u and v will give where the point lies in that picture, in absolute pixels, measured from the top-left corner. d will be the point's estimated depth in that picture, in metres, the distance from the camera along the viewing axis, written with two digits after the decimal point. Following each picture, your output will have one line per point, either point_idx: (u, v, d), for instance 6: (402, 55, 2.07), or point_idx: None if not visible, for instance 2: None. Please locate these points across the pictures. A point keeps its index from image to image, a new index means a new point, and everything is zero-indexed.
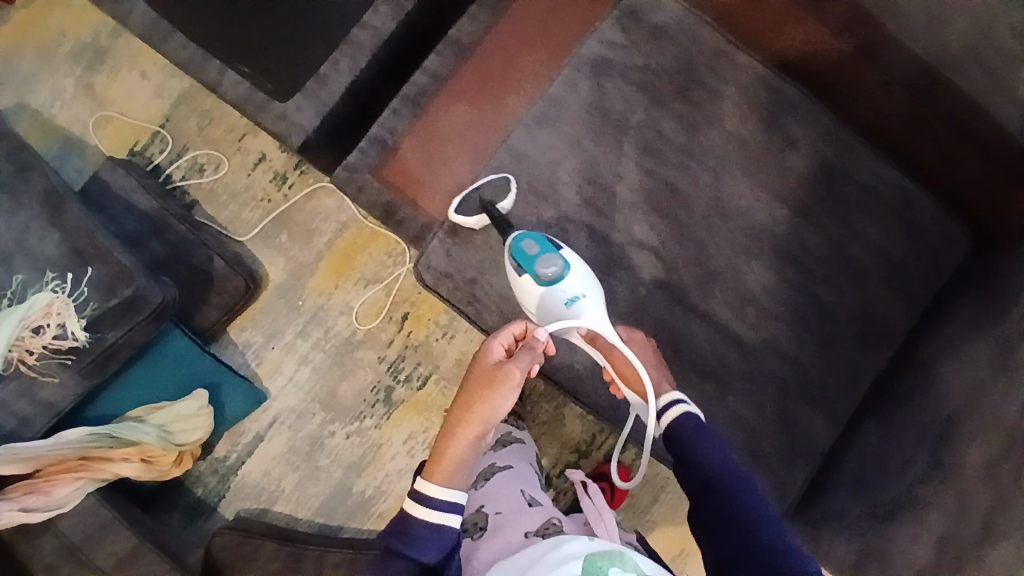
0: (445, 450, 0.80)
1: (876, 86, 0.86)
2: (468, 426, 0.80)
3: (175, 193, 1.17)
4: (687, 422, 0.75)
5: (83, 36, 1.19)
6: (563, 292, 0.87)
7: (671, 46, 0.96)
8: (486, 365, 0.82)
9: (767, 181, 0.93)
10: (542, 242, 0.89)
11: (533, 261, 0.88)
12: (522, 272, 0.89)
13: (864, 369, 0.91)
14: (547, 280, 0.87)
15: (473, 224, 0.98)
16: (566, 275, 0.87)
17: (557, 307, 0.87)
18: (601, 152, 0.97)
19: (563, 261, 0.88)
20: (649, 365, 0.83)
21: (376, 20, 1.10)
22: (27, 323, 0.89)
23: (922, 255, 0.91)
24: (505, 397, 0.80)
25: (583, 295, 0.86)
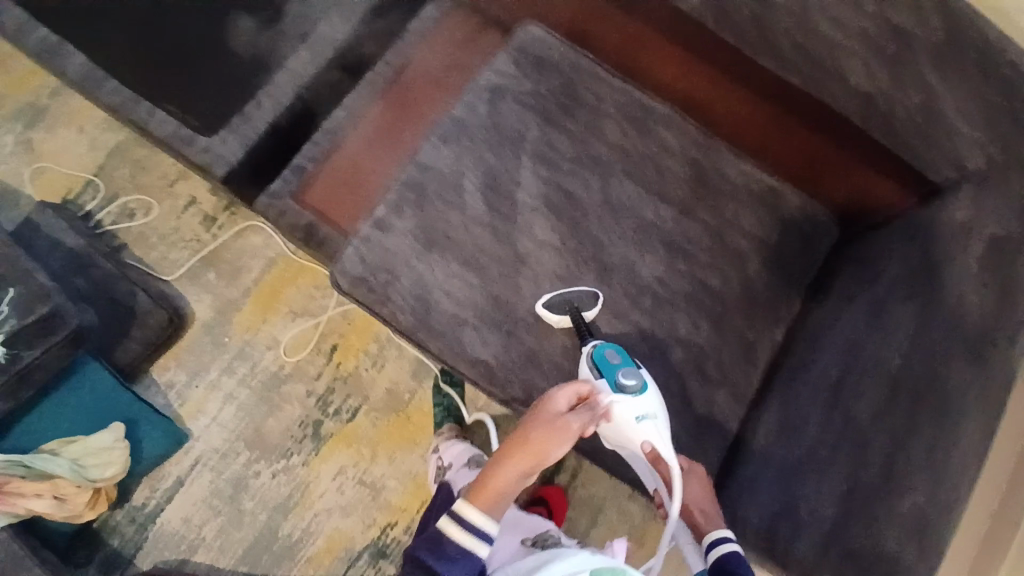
0: (490, 479, 0.75)
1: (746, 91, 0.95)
2: (519, 462, 0.74)
3: (104, 237, 1.18)
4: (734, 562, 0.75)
5: (22, 96, 1.24)
6: (634, 408, 0.80)
7: (555, 69, 1.00)
8: (548, 410, 0.76)
9: (651, 183, 0.97)
10: (626, 357, 0.84)
11: (613, 371, 0.82)
12: (599, 377, 0.83)
13: (761, 354, 0.94)
14: (626, 392, 0.81)
15: (555, 321, 0.90)
16: (644, 392, 0.81)
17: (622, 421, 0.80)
18: (500, 163, 0.96)
19: (642, 381, 0.82)
20: (706, 498, 0.82)
21: (295, 64, 1.06)
22: None
23: (798, 244, 0.98)
24: (560, 446, 0.73)
25: (654, 418, 0.80)
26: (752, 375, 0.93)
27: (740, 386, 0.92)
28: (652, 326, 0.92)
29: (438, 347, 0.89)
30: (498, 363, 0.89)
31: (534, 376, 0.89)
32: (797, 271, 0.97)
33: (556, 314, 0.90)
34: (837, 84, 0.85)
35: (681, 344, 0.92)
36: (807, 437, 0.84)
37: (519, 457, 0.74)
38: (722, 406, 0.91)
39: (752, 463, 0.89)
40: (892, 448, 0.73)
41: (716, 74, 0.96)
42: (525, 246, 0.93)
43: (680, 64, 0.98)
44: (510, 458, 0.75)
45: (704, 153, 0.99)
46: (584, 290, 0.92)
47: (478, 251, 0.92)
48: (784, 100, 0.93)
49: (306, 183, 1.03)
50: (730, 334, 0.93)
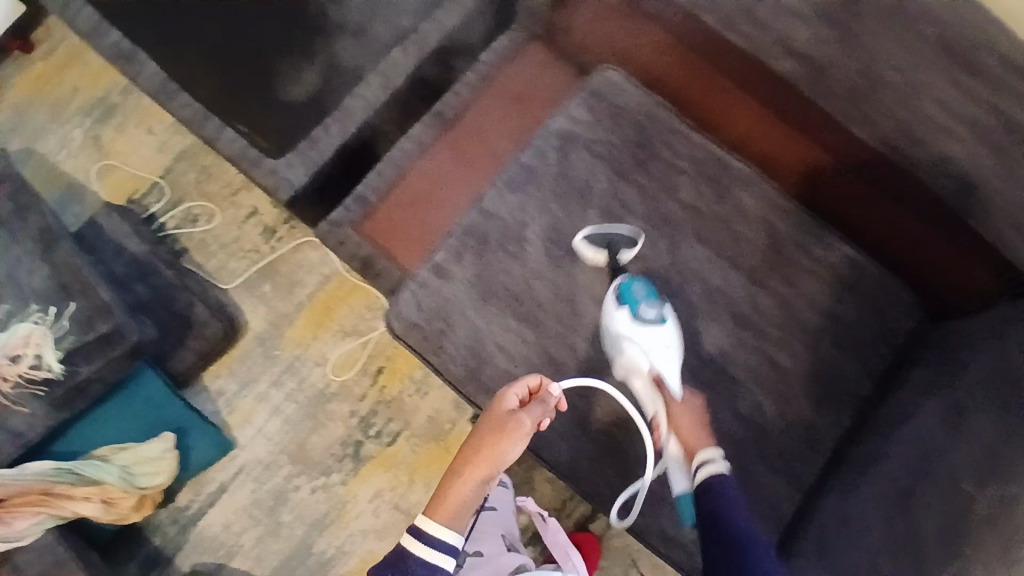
0: (449, 490, 0.74)
1: (839, 165, 0.89)
2: (477, 469, 0.74)
3: (166, 241, 1.20)
4: (720, 487, 0.76)
5: (96, 92, 1.26)
6: (648, 338, 0.86)
7: (632, 120, 0.96)
8: (498, 411, 0.77)
9: (723, 248, 0.92)
10: (650, 288, 0.88)
11: (637, 301, 0.87)
12: (620, 306, 0.87)
13: (821, 438, 0.89)
14: (645, 321, 0.86)
15: (590, 254, 0.90)
16: (662, 323, 0.87)
17: (635, 351, 0.86)
18: (567, 215, 0.93)
19: (662, 314, 0.87)
20: (698, 425, 0.83)
21: (366, 89, 1.04)
22: (5, 350, 0.87)
23: (876, 325, 0.92)
24: (515, 445, 0.75)
25: (669, 349, 0.86)
26: (810, 461, 0.89)
27: (796, 472, 0.88)
28: (709, 399, 0.89)
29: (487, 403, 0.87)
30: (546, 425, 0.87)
31: (581, 442, 0.87)
32: (871, 354, 0.91)
33: (591, 248, 0.90)
34: (937, 168, 0.79)
35: (738, 423, 0.88)
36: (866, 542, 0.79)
37: (477, 464, 0.75)
38: (776, 491, 0.87)
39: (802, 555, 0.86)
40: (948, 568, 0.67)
41: (799, 137, 0.90)
42: (584, 304, 0.90)
43: (762, 125, 0.92)
44: (467, 467, 0.75)
45: (783, 220, 0.93)
46: (623, 231, 0.91)
47: (536, 306, 0.90)
48: (872, 171, 0.86)
49: (367, 213, 1.02)
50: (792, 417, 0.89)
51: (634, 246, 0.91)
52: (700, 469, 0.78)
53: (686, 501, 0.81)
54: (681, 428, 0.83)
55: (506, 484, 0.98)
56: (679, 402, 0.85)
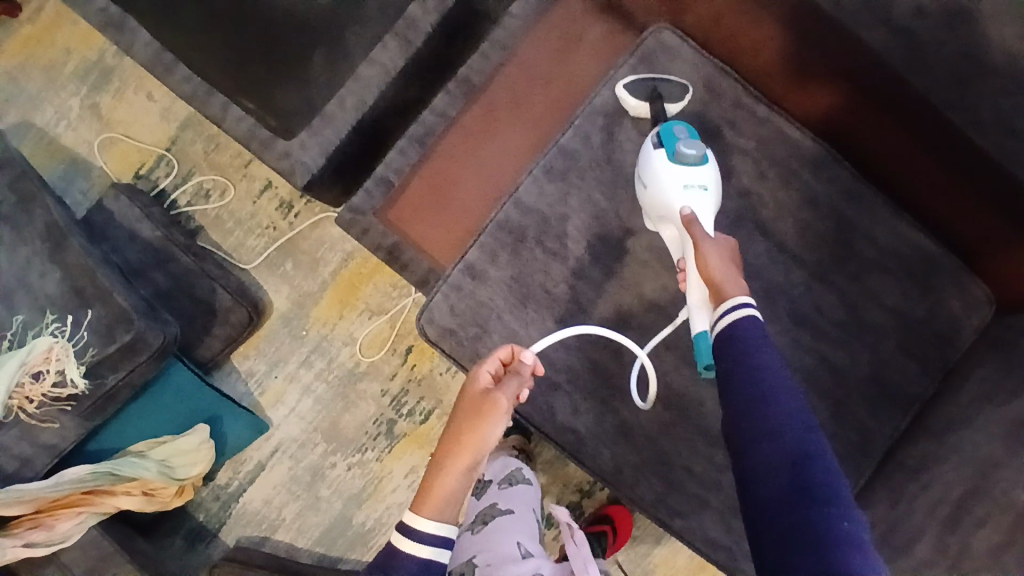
0: (433, 483, 0.68)
1: (913, 150, 0.79)
2: (462, 457, 0.69)
3: (179, 219, 1.14)
4: (745, 328, 0.63)
5: (89, 54, 1.15)
6: (686, 175, 0.77)
7: (684, 94, 0.85)
8: (472, 391, 0.72)
9: (782, 240, 0.84)
10: (694, 130, 0.79)
11: (676, 140, 0.78)
12: (658, 148, 0.79)
13: (879, 440, 0.85)
14: (683, 159, 0.77)
15: (632, 105, 0.83)
16: (702, 164, 0.77)
17: (669, 188, 0.77)
18: (611, 206, 0.84)
19: (704, 154, 0.78)
20: (728, 263, 0.71)
21: (383, 55, 0.92)
22: (26, 368, 0.83)
23: (943, 321, 0.85)
24: (497, 424, 0.69)
25: (705, 189, 0.77)
26: (864, 466, 0.85)
27: (850, 478, 0.85)
28: None
29: (528, 411, 0.84)
30: (589, 433, 0.84)
31: (625, 450, 0.84)
32: (937, 353, 0.85)
33: (634, 99, 0.83)
34: None
35: None
36: None
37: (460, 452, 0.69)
38: None
39: None
40: None
41: (867, 117, 0.80)
42: (628, 305, 0.84)
43: (828, 102, 0.82)
44: (450, 455, 0.69)
45: (851, 207, 0.84)
46: (671, 80, 0.84)
47: (578, 308, 0.84)
48: (945, 158, 0.76)
49: (390, 198, 0.95)
50: (849, 421, 0.84)
51: (682, 98, 0.84)
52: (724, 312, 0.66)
53: (704, 340, 0.73)
54: (706, 266, 0.70)
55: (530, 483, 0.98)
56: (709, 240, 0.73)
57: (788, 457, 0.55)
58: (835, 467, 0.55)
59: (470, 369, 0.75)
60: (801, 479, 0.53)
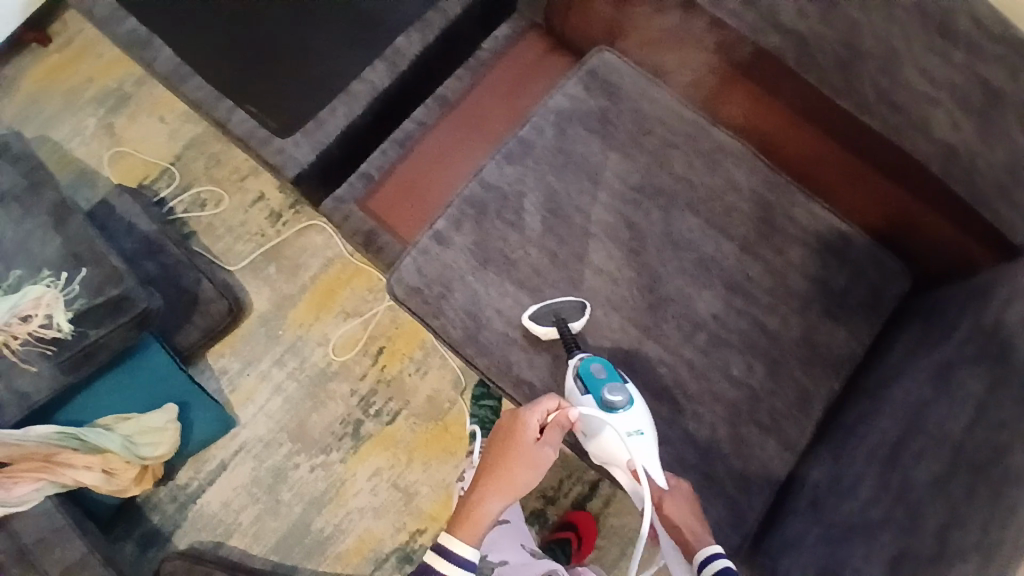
0: (476, 513, 0.74)
1: (818, 139, 0.94)
2: (503, 499, 0.75)
3: (175, 224, 1.24)
4: None
5: (110, 83, 1.31)
6: (623, 424, 0.81)
7: (625, 99, 1.00)
8: (523, 440, 0.76)
9: (713, 218, 0.95)
10: (611, 369, 0.84)
11: (601, 387, 0.82)
12: (586, 393, 0.83)
13: (815, 399, 0.90)
14: (614, 409, 0.81)
15: (542, 332, 0.89)
16: (629, 408, 0.82)
17: (612, 443, 0.81)
18: (563, 186, 0.96)
19: (628, 396, 0.83)
20: (691, 516, 0.81)
21: (372, 74, 1.09)
22: (16, 311, 0.89)
23: (865, 289, 0.94)
24: (540, 477, 0.76)
25: (642, 432, 0.81)
26: (805, 426, 0.90)
27: (792, 436, 0.89)
28: (704, 363, 0.90)
29: (485, 365, 0.90)
30: (543, 386, 0.89)
31: None
32: (863, 321, 0.93)
33: (540, 327, 0.89)
34: (919, 135, 0.83)
35: (732, 386, 0.90)
36: (856, 499, 0.80)
37: (505, 492, 0.75)
38: (772, 455, 0.88)
39: (797, 517, 0.87)
40: (946, 513, 0.69)
41: (792, 114, 0.94)
42: (579, 271, 0.93)
43: (757, 101, 0.96)
44: (493, 492, 0.74)
45: (772, 191, 0.96)
46: (569, 301, 0.91)
47: (533, 272, 0.93)
48: (846, 142, 0.91)
49: (371, 190, 1.06)
50: (785, 379, 0.90)
51: (583, 317, 0.91)
52: (706, 568, 0.75)
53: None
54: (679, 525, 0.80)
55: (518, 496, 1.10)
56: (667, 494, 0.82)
57: None
58: None
59: (521, 411, 0.77)
60: None
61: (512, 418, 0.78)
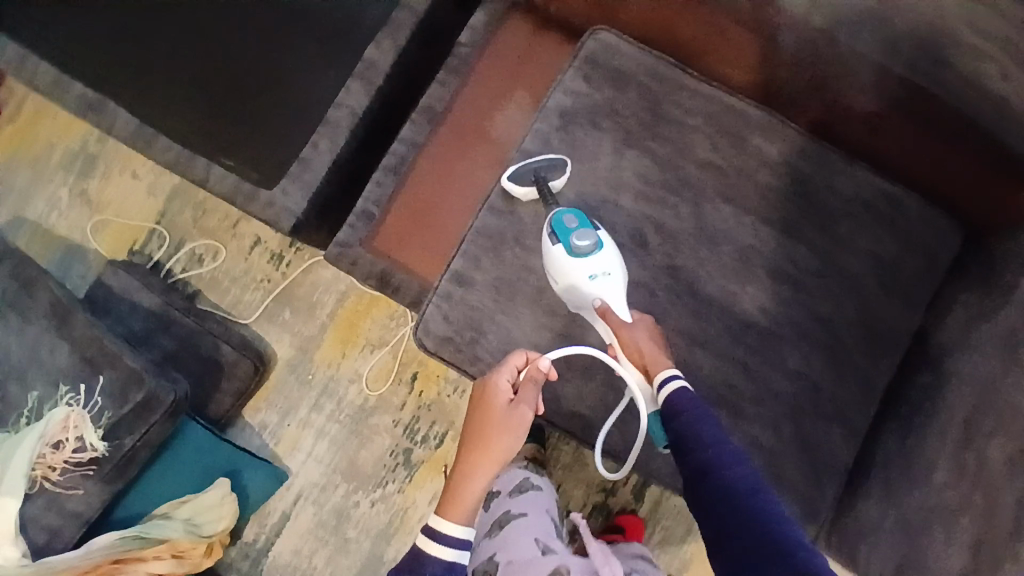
0: (462, 493, 0.75)
1: (849, 106, 0.84)
2: (486, 472, 0.75)
3: (177, 285, 1.18)
4: (681, 399, 0.71)
5: (73, 145, 1.22)
6: (591, 268, 0.80)
7: (632, 86, 0.90)
8: (497, 406, 0.75)
9: (746, 202, 0.89)
10: (583, 217, 0.82)
11: (569, 233, 0.80)
12: (555, 243, 0.82)
13: (878, 378, 0.87)
14: (580, 254, 0.80)
15: (521, 194, 0.88)
16: (598, 251, 0.80)
17: (578, 283, 0.80)
18: (581, 197, 0.89)
19: (598, 240, 0.81)
20: (654, 345, 0.78)
21: (349, 98, 0.99)
22: (46, 439, 0.88)
23: (918, 254, 0.88)
24: (518, 440, 0.75)
25: (611, 273, 0.80)
26: (871, 406, 0.87)
27: (859, 421, 0.87)
28: (757, 362, 0.86)
29: None
30: (596, 415, 0.86)
31: (634, 425, 0.86)
32: (919, 286, 0.87)
33: (520, 186, 0.87)
34: (963, 86, 0.75)
35: (790, 379, 0.86)
36: (931, 481, 0.79)
37: (488, 466, 0.75)
38: (841, 444, 0.86)
39: (872, 500, 0.86)
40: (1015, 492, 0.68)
41: (818, 78, 0.82)
42: None
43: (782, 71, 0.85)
44: (473, 468, 0.75)
45: (806, 161, 0.89)
46: (548, 160, 0.88)
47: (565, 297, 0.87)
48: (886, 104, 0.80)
49: (374, 229, 0.99)
50: (846, 364, 0.86)
51: (564, 173, 0.88)
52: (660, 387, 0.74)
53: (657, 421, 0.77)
54: (638, 352, 0.78)
55: (541, 488, 1.01)
56: (630, 326, 0.79)
57: (738, 506, 0.62)
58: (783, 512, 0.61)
59: (490, 376, 0.77)
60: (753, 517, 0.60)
61: (482, 387, 0.77)
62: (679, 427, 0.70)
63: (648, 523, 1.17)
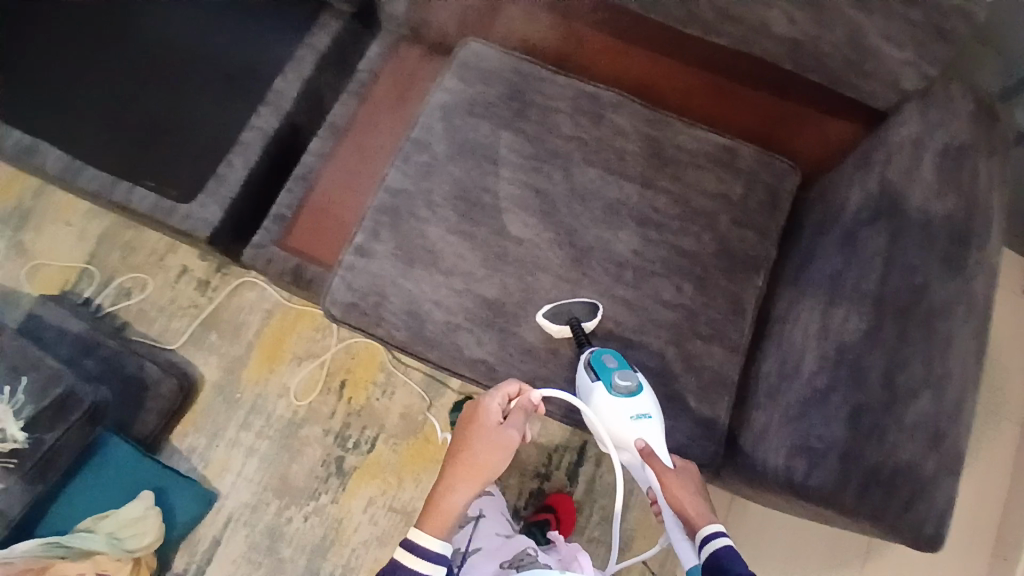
0: (444, 507, 0.78)
1: (675, 72, 1.04)
2: (468, 488, 0.79)
3: (105, 319, 1.23)
4: (729, 557, 0.73)
5: (9, 203, 1.30)
6: (632, 408, 0.84)
7: (499, 81, 1.05)
8: (486, 427, 0.79)
9: (608, 165, 1.02)
10: (622, 358, 0.87)
11: (611, 372, 0.86)
12: (596, 381, 0.86)
13: (746, 299, 0.97)
14: (622, 393, 0.84)
15: (556, 331, 0.93)
16: (638, 393, 0.85)
17: (621, 423, 0.83)
18: (465, 173, 1.00)
19: (638, 382, 0.86)
20: (696, 494, 0.81)
21: (261, 121, 1.12)
22: None
23: (758, 191, 1.01)
24: (503, 462, 0.79)
25: (650, 416, 0.84)
26: (743, 326, 0.96)
27: (735, 339, 0.95)
28: (636, 297, 0.96)
29: (437, 357, 0.93)
30: (497, 361, 0.92)
31: (534, 367, 0.92)
32: (766, 219, 1.01)
33: (554, 325, 0.93)
34: (763, 37, 0.92)
35: (668, 310, 0.95)
36: (803, 375, 0.86)
37: (471, 483, 0.78)
38: (722, 361, 0.94)
39: (759, 410, 0.92)
40: None
41: (645, 54, 1.04)
42: (500, 246, 0.97)
43: (620, 55, 1.05)
44: (457, 484, 0.79)
45: (653, 127, 1.03)
46: (582, 302, 0.95)
47: (458, 258, 0.96)
48: (701, 65, 1.02)
49: (286, 230, 1.08)
50: (714, 289, 0.97)
51: (595, 316, 0.95)
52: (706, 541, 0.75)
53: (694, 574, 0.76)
54: (681, 503, 0.80)
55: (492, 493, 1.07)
56: (674, 471, 0.82)
57: None
58: None
59: (482, 400, 0.81)
60: None
61: (473, 409, 0.81)
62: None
63: (584, 505, 1.19)
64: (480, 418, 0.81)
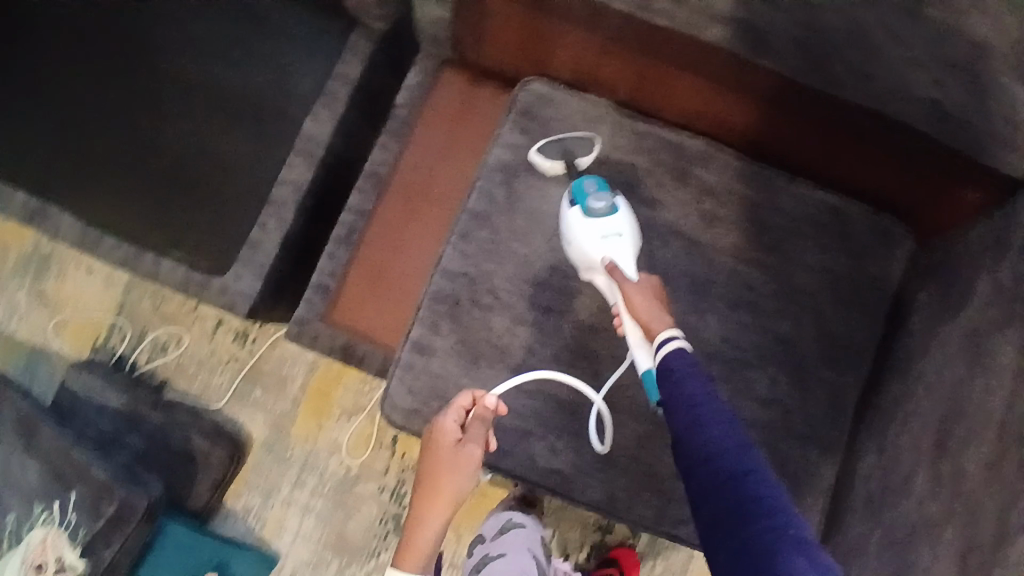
0: (413, 539, 0.73)
1: (769, 115, 0.86)
2: (435, 514, 0.72)
3: (143, 377, 1.17)
4: (675, 362, 0.71)
5: (25, 245, 1.21)
6: (603, 227, 0.82)
7: (567, 133, 0.91)
8: (443, 448, 0.74)
9: (695, 235, 0.89)
10: (601, 182, 0.84)
11: (587, 196, 0.83)
12: (573, 205, 0.84)
13: (848, 391, 0.88)
14: (596, 214, 0.82)
15: (549, 166, 0.89)
16: (611, 212, 0.83)
17: (591, 241, 0.82)
18: (532, 249, 0.88)
19: (613, 204, 0.83)
20: (654, 302, 0.78)
21: (292, 174, 0.98)
22: (29, 561, 0.93)
23: (867, 264, 0.89)
24: (467, 480, 0.73)
25: (622, 235, 0.82)
26: (842, 421, 0.88)
27: (832, 435, 0.87)
28: (726, 393, 0.86)
29: (510, 465, 0.85)
30: (574, 469, 0.85)
31: (613, 474, 0.85)
32: (873, 295, 0.89)
33: (547, 160, 0.88)
34: (898, 99, 0.74)
35: (762, 406, 0.86)
36: None
37: (437, 507, 0.72)
38: (819, 460, 0.87)
39: (855, 518, 0.82)
40: None
41: (741, 98, 0.85)
42: (576, 336, 0.87)
43: (707, 92, 0.86)
44: (425, 513, 0.73)
45: (746, 185, 0.90)
46: (576, 135, 0.90)
47: (527, 352, 0.86)
48: (810, 115, 0.83)
49: (331, 301, 0.98)
50: (813, 382, 0.87)
51: (591, 151, 0.90)
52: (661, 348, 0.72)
53: (651, 378, 0.75)
54: (638, 311, 0.77)
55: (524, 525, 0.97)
56: (635, 283, 0.80)
57: (726, 475, 0.60)
58: (769, 480, 0.60)
59: (435, 419, 0.76)
60: (738, 495, 0.58)
61: (429, 431, 0.76)
62: (667, 390, 0.70)
63: (646, 557, 1.16)
64: (436, 440, 0.75)
